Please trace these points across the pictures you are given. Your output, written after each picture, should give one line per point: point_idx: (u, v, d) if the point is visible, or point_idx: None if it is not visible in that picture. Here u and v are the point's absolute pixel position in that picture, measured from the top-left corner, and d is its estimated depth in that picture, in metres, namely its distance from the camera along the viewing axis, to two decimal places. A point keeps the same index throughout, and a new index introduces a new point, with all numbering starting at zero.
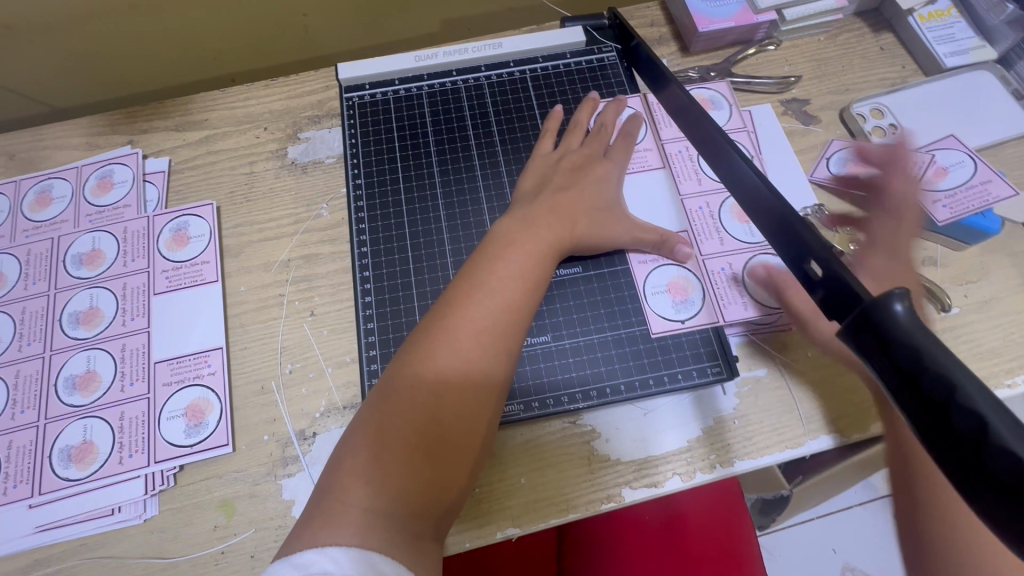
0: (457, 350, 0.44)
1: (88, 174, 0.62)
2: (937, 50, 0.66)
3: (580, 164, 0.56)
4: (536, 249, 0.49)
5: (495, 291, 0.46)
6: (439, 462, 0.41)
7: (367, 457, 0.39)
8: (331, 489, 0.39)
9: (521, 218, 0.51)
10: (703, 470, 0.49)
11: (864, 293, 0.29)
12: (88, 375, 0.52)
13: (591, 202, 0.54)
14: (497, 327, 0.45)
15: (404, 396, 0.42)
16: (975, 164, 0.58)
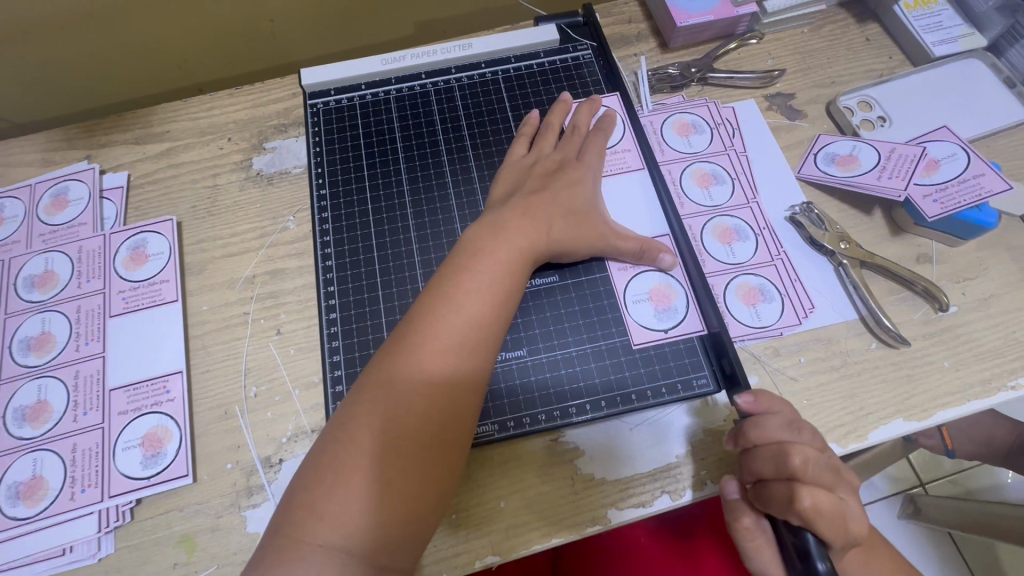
0: (422, 370, 0.41)
1: (42, 192, 0.59)
2: (925, 39, 0.63)
3: (553, 169, 0.54)
4: (506, 258, 0.46)
5: (463, 305, 0.43)
6: (406, 492, 0.38)
7: (323, 489, 0.37)
8: (286, 524, 0.37)
9: (490, 226, 0.48)
10: (694, 488, 0.47)
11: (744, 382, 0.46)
12: (39, 406, 0.49)
13: (565, 206, 0.51)
14: (464, 344, 0.42)
15: (362, 422, 0.39)
16: (967, 156, 0.55)
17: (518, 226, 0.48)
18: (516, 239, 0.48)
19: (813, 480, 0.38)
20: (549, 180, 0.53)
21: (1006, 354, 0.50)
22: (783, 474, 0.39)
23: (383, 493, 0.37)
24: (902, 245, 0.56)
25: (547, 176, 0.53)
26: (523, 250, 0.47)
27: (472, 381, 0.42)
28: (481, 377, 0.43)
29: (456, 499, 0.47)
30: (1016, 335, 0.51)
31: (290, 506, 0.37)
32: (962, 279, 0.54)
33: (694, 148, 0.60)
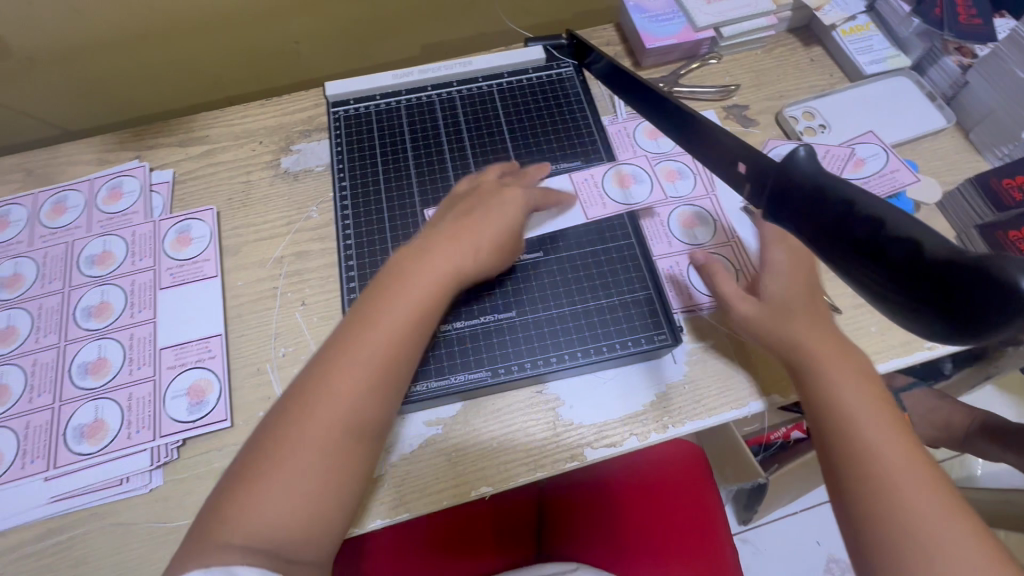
0: (335, 390, 0.45)
1: (100, 186, 0.69)
2: (858, 60, 0.74)
3: (486, 191, 0.57)
4: (433, 282, 0.50)
5: (380, 326, 0.47)
6: (318, 490, 0.43)
7: (247, 489, 0.42)
8: (218, 509, 0.42)
9: (416, 249, 0.52)
10: (657, 431, 0.55)
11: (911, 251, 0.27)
12: (99, 361, 0.58)
13: (491, 226, 0.54)
14: (377, 363, 0.46)
15: (292, 429, 0.43)
16: (887, 156, 0.65)
17: (443, 252, 0.51)
18: (445, 258, 0.51)
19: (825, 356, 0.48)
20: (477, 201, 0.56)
21: None
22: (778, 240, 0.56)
23: (298, 493, 0.42)
24: None
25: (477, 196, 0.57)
26: (449, 271, 0.51)
27: (383, 393, 0.46)
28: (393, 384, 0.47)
29: (456, 440, 0.55)
30: None
31: (219, 500, 0.42)
32: None
33: (663, 149, 0.70)
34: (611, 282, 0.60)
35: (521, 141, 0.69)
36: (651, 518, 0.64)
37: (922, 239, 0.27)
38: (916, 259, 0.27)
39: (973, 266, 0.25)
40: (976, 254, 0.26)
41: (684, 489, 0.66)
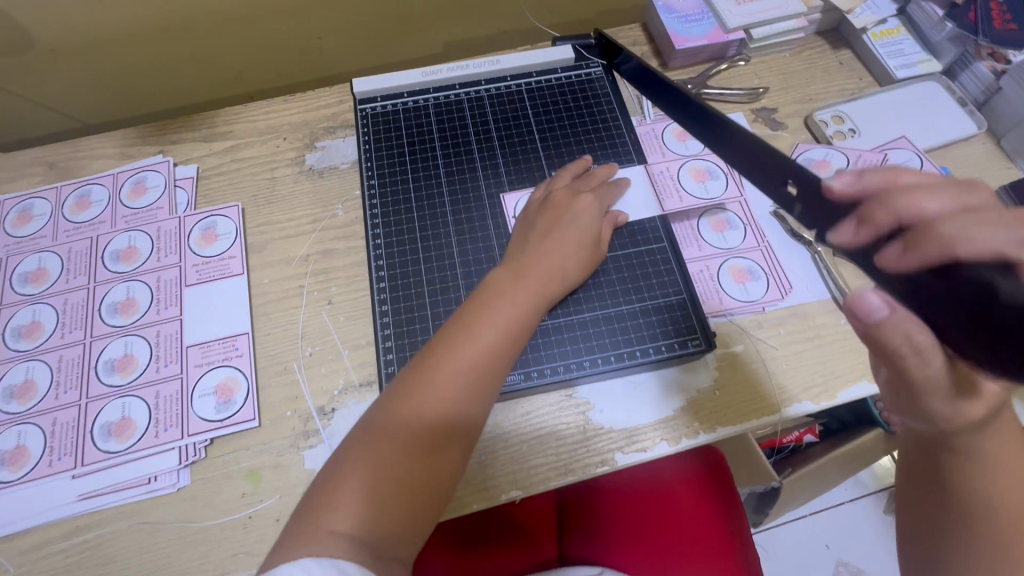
0: (438, 391, 0.46)
1: (124, 181, 0.68)
2: (889, 64, 0.73)
3: (563, 202, 0.59)
4: (530, 300, 0.52)
5: (481, 335, 0.48)
6: (417, 488, 0.43)
7: (340, 484, 0.42)
8: (319, 498, 0.41)
9: (511, 267, 0.54)
10: (688, 437, 0.55)
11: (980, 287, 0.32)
12: (126, 358, 0.57)
13: (575, 246, 0.57)
14: (483, 368, 0.47)
15: (398, 422, 0.44)
16: (921, 163, 0.66)
17: (536, 275, 0.54)
18: (536, 278, 0.53)
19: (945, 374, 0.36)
20: (558, 215, 0.58)
21: None
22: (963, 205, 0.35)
23: (400, 488, 0.42)
24: None
25: (556, 209, 0.59)
26: (541, 291, 0.53)
27: (486, 396, 0.48)
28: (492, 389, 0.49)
29: (485, 443, 0.55)
30: None
31: (321, 490, 0.42)
32: None
33: (691, 150, 0.68)
34: (657, 283, 0.60)
35: (550, 141, 0.69)
36: (664, 520, 0.64)
37: (996, 282, 0.31)
38: (981, 299, 0.31)
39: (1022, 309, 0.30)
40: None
41: (700, 496, 0.66)
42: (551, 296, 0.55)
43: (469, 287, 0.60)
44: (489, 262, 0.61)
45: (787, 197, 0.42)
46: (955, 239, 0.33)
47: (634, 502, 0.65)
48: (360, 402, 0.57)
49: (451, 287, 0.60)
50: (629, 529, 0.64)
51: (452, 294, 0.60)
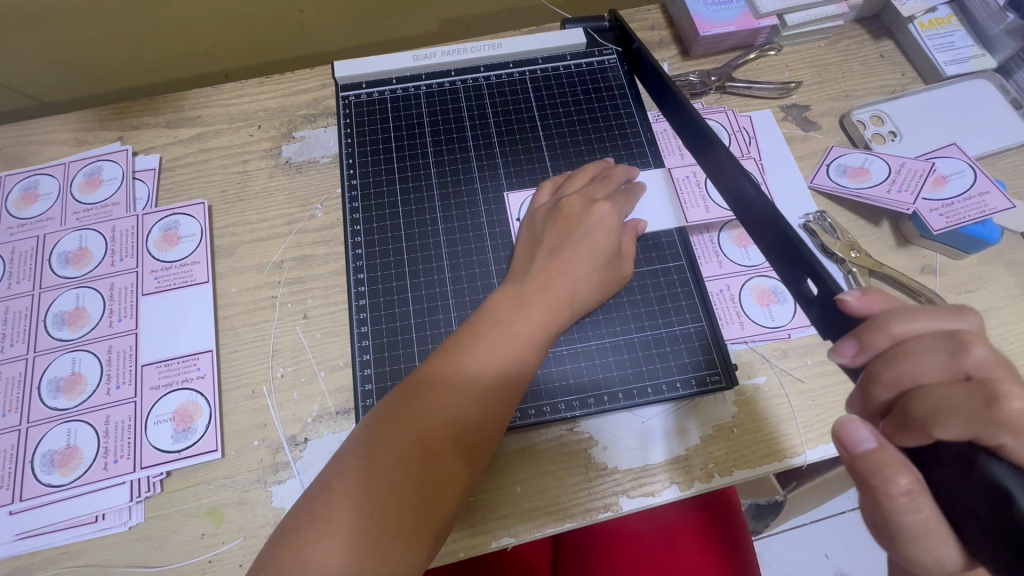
0: (433, 417, 0.41)
1: (76, 171, 0.61)
2: (936, 58, 0.66)
3: (576, 209, 0.52)
4: (534, 332, 0.46)
5: (481, 360, 0.44)
6: (414, 519, 0.38)
7: (314, 534, 0.36)
8: (348, 451, 0.41)
9: (513, 295, 0.48)
10: (701, 481, 0.49)
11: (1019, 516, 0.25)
12: (73, 378, 0.51)
13: (590, 262, 0.50)
14: (531, 337, 0.46)
15: (436, 377, 0.43)
16: (975, 174, 0.57)
17: (543, 300, 0.47)
18: (549, 300, 0.47)
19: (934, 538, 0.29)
20: (568, 228, 0.51)
21: None
22: (962, 368, 0.30)
23: (425, 451, 0.40)
24: (908, 256, 0.58)
25: (566, 220, 0.51)
26: (554, 316, 0.47)
27: (512, 402, 0.44)
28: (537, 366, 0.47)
29: None
30: (1013, 346, 0.54)
31: (351, 446, 0.41)
32: (963, 290, 0.56)
33: None
34: (672, 309, 0.54)
35: (556, 139, 0.61)
36: (659, 546, 0.56)
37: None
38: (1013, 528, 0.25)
39: None
40: None
41: (699, 523, 0.57)
42: (561, 323, 0.48)
43: (461, 308, 0.53)
44: (484, 278, 0.54)
45: (804, 294, 0.41)
46: (931, 423, 0.29)
47: (622, 523, 0.57)
48: (336, 432, 0.51)
49: (440, 307, 0.53)
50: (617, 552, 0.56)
51: (440, 315, 0.53)
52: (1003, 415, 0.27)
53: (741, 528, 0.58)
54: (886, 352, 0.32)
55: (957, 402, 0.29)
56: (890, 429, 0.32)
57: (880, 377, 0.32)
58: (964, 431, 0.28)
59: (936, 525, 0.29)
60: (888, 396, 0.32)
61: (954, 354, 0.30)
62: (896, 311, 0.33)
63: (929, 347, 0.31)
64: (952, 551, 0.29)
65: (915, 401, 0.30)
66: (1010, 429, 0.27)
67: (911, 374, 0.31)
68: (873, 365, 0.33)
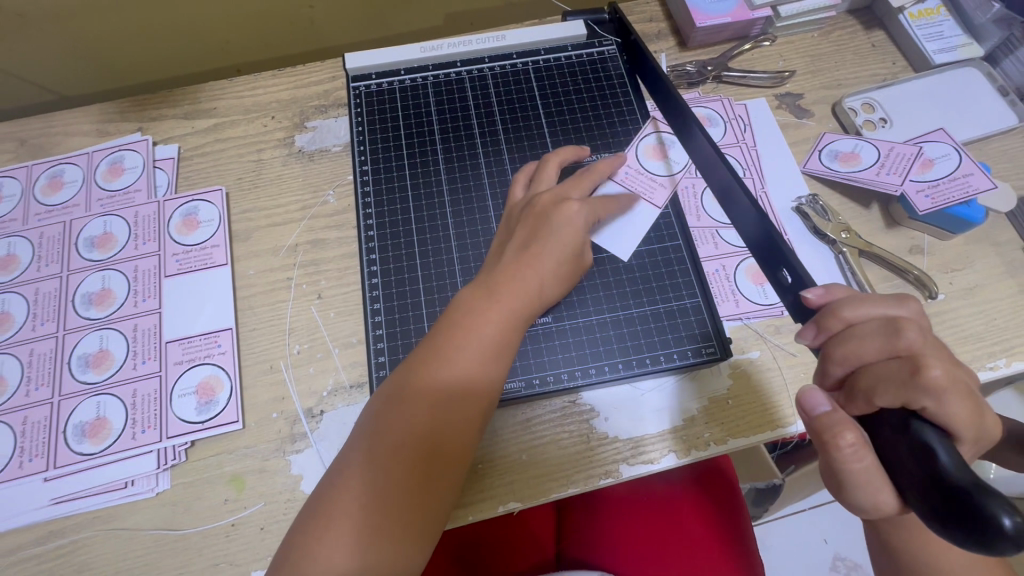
0: (416, 420, 0.43)
1: (99, 160, 0.64)
2: (926, 47, 0.68)
3: (547, 206, 0.52)
4: (502, 327, 0.46)
5: (457, 362, 0.44)
6: (412, 512, 0.41)
7: (317, 535, 0.39)
8: (336, 473, 0.42)
9: (482, 290, 0.48)
10: (698, 449, 0.51)
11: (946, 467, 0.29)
12: (101, 354, 0.54)
13: (564, 252, 0.50)
14: (497, 341, 0.46)
15: (418, 377, 0.44)
16: (960, 157, 0.59)
17: (513, 290, 0.48)
18: (514, 295, 0.48)
19: (876, 489, 0.33)
20: (538, 225, 0.51)
21: (986, 339, 0.55)
22: (895, 346, 0.35)
23: (411, 463, 0.41)
24: (896, 237, 0.60)
25: (537, 217, 0.52)
26: (522, 310, 0.48)
27: (490, 396, 0.46)
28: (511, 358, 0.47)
29: (482, 450, 0.52)
30: (996, 321, 0.56)
31: (337, 469, 0.42)
32: (949, 270, 0.59)
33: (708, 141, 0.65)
34: (669, 286, 0.56)
35: (558, 127, 0.64)
36: (661, 522, 0.58)
37: (949, 465, 0.29)
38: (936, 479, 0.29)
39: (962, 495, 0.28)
40: (989, 490, 0.27)
41: (698, 502, 0.59)
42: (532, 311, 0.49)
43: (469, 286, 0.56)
44: None
45: (780, 283, 0.46)
46: (871, 394, 0.35)
47: (627, 498, 0.60)
48: (350, 405, 0.54)
49: (449, 286, 0.56)
50: (623, 524, 0.58)
51: (449, 293, 0.56)
52: (924, 381, 0.33)
53: (740, 493, 0.62)
54: (839, 333, 0.38)
55: (889, 376, 0.34)
56: (841, 402, 0.37)
57: (832, 355, 0.37)
58: (895, 397, 0.33)
59: (874, 475, 0.33)
60: (840, 373, 0.37)
61: (889, 337, 0.35)
62: (851, 298, 0.38)
63: (869, 331, 0.36)
64: (892, 496, 0.33)
65: (862, 375, 0.36)
66: (930, 392, 0.32)
67: (852, 353, 0.36)
68: (828, 344, 0.38)
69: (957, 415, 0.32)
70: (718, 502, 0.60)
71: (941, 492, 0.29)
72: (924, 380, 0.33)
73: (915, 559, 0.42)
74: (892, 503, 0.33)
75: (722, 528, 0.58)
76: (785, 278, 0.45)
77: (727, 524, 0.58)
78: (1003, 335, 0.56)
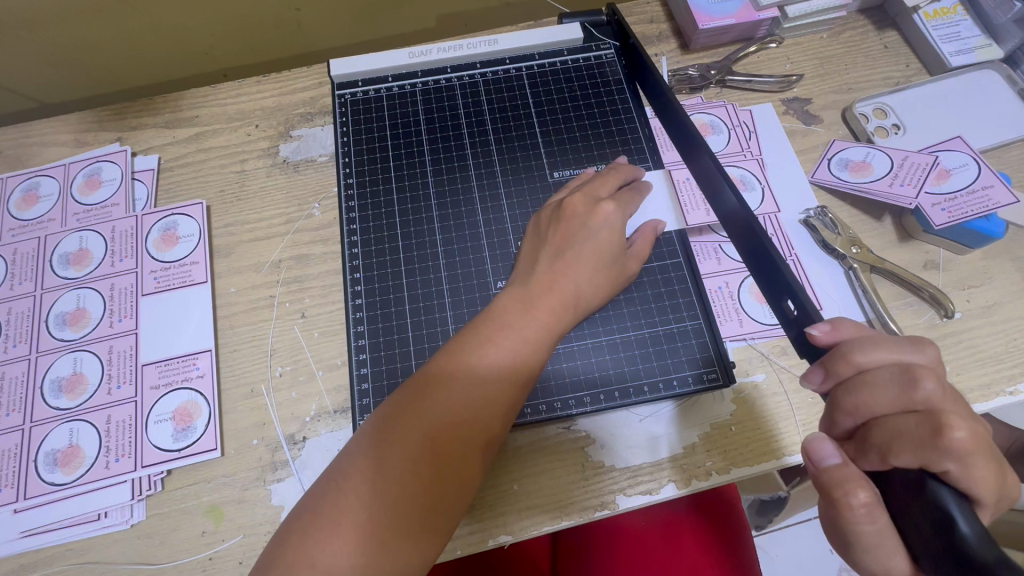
0: (439, 421, 0.41)
1: (76, 172, 0.61)
2: (942, 49, 0.64)
3: (580, 207, 0.51)
4: (540, 337, 0.46)
5: (485, 369, 0.43)
6: (420, 522, 0.39)
7: (319, 535, 0.37)
8: (328, 489, 0.39)
9: (520, 297, 0.47)
10: (699, 478, 0.49)
11: (970, 540, 0.27)
12: (74, 378, 0.52)
13: (593, 264, 0.49)
14: (522, 355, 0.45)
15: (446, 378, 0.43)
16: (979, 167, 0.56)
17: (548, 304, 0.47)
18: (553, 304, 0.47)
19: (886, 549, 0.32)
20: (570, 230, 0.50)
21: (1006, 360, 0.52)
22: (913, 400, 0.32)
23: (422, 480, 0.39)
24: (909, 251, 0.57)
25: (568, 221, 0.50)
26: (559, 320, 0.47)
27: (516, 407, 0.45)
28: (542, 369, 0.47)
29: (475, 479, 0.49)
30: (1017, 341, 0.53)
31: (333, 484, 0.39)
32: (966, 286, 0.56)
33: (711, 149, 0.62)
34: (669, 306, 0.53)
35: (553, 136, 0.61)
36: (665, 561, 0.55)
37: (971, 539, 0.27)
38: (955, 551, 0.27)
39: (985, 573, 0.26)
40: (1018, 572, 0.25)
41: (706, 544, 0.56)
42: (565, 325, 0.48)
43: (457, 307, 0.53)
44: (480, 278, 0.54)
45: (785, 314, 0.42)
46: (886, 451, 0.32)
47: (630, 531, 0.57)
48: (334, 431, 0.51)
49: (436, 307, 0.53)
50: (626, 558, 0.55)
51: (436, 315, 0.53)
52: (947, 443, 0.30)
53: (743, 526, 0.59)
54: (848, 380, 0.35)
55: (907, 432, 0.31)
56: (852, 454, 0.34)
57: (841, 404, 0.35)
58: (912, 458, 0.31)
59: (886, 535, 0.31)
60: (850, 424, 0.35)
61: (905, 388, 0.32)
62: (865, 341, 0.35)
63: (884, 380, 0.33)
64: (904, 558, 0.31)
65: (878, 428, 0.33)
66: (952, 456, 0.29)
67: (864, 404, 0.33)
68: (836, 391, 0.35)
69: (981, 481, 0.29)
70: (720, 533, 0.57)
71: (963, 568, 0.27)
72: (948, 442, 0.30)
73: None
74: (904, 566, 0.32)
75: (725, 560, 0.55)
76: (790, 309, 0.42)
77: (730, 557, 0.55)
78: None
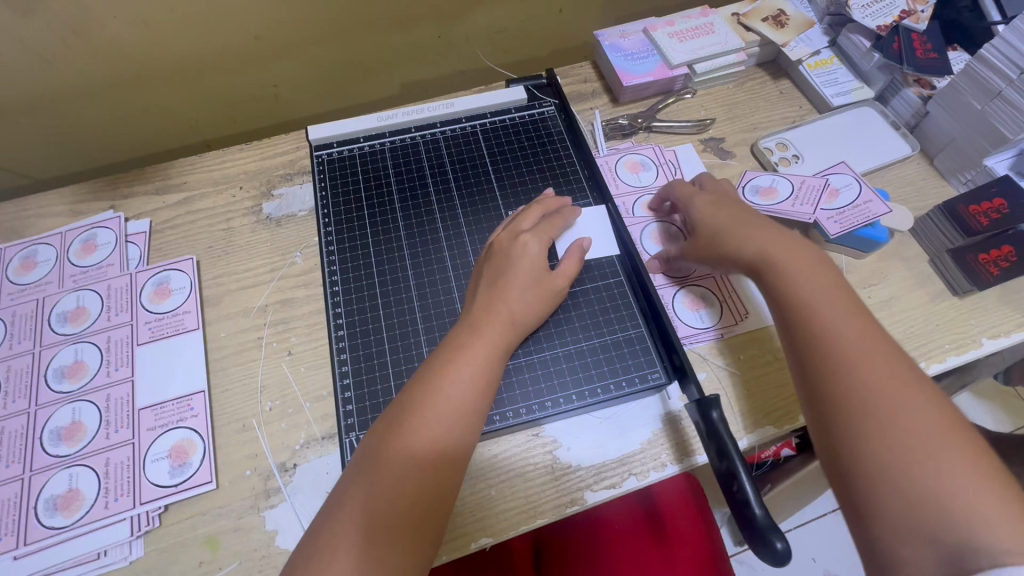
0: (417, 443, 0.46)
1: (72, 239, 0.66)
2: (825, 92, 0.77)
3: (507, 245, 0.59)
4: (489, 353, 0.52)
5: (448, 390, 0.49)
6: (413, 533, 0.44)
7: (325, 561, 0.41)
8: (319, 541, 0.43)
9: (467, 323, 0.54)
10: (656, 469, 0.54)
11: (758, 519, 0.42)
12: (73, 426, 0.55)
13: (527, 289, 0.56)
14: (478, 375, 0.50)
15: (416, 404, 0.48)
16: (859, 186, 0.67)
17: (491, 324, 0.54)
18: (496, 325, 0.54)
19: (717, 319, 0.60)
20: (500, 263, 0.58)
21: (906, 345, 0.61)
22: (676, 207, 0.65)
23: (409, 496, 0.44)
24: None
25: (501, 255, 0.58)
26: (504, 338, 0.54)
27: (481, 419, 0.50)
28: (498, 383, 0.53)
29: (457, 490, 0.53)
30: (914, 328, 0.62)
31: (324, 526, 0.43)
32: (867, 285, 0.65)
33: (643, 182, 0.72)
34: (614, 318, 0.61)
35: (507, 181, 0.70)
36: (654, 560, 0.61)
37: (759, 520, 0.42)
38: (747, 524, 0.43)
39: (757, 539, 0.42)
40: (779, 542, 0.41)
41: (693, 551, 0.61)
42: (511, 342, 0.54)
43: (430, 332, 0.60)
44: (449, 305, 0.61)
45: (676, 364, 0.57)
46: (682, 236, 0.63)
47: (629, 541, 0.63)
48: (322, 456, 0.55)
49: (410, 334, 0.60)
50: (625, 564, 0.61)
51: (411, 340, 0.59)
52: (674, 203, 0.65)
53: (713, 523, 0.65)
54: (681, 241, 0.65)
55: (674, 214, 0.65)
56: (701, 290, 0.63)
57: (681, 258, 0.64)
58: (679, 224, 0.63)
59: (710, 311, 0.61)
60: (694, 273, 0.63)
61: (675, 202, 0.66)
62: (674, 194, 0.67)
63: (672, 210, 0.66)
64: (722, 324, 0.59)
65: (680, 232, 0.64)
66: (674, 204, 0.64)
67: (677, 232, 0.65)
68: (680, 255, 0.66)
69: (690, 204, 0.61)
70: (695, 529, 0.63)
71: (750, 530, 0.43)
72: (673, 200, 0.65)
73: (877, 468, 0.38)
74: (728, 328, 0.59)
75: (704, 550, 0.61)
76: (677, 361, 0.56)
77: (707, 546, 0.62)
78: (920, 340, 0.61)
